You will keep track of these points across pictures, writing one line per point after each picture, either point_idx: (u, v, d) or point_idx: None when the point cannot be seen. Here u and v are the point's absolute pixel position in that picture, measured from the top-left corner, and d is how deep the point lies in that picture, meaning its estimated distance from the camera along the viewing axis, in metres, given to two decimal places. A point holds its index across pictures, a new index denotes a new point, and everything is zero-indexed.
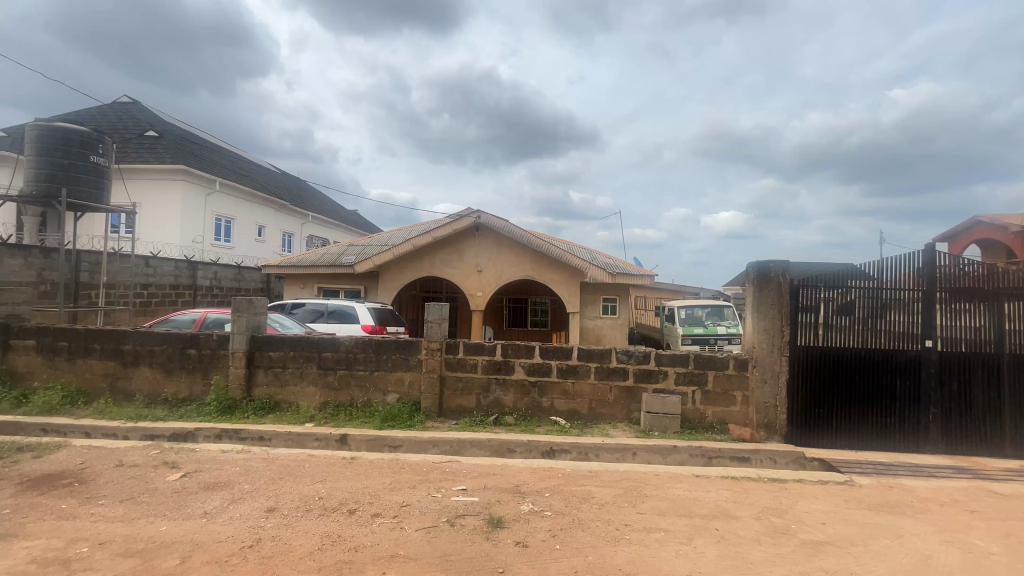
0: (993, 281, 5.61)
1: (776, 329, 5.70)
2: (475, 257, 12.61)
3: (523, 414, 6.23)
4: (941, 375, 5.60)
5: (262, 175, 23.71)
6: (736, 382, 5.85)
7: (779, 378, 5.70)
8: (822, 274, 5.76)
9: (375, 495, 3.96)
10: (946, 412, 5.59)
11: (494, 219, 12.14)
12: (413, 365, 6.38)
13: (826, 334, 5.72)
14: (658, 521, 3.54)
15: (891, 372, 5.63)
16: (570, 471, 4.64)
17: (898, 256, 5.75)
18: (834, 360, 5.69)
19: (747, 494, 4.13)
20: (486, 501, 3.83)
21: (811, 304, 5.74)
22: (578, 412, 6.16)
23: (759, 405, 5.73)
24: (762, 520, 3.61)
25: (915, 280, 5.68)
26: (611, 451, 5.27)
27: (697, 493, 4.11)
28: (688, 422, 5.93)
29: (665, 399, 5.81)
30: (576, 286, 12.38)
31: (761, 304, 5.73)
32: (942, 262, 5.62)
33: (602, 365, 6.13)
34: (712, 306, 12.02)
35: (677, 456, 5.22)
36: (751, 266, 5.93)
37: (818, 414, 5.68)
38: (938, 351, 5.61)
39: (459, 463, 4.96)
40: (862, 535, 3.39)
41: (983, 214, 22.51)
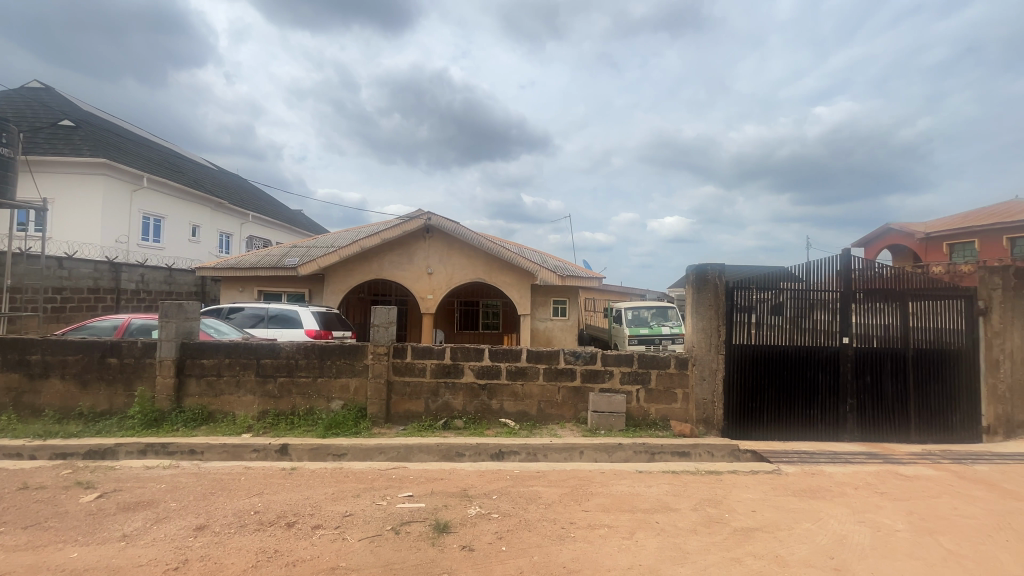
0: (899, 282, 6.20)
1: (712, 329, 6.03)
2: (425, 259, 12.45)
3: (472, 416, 6.21)
4: (857, 369, 6.11)
5: (196, 172, 22.28)
6: (677, 380, 6.12)
7: (716, 374, 6.02)
8: (754, 277, 6.14)
9: (316, 506, 3.81)
10: (860, 403, 6.10)
11: (445, 221, 12.05)
12: (359, 370, 6.20)
13: (758, 333, 6.08)
14: (602, 517, 3.63)
15: (814, 367, 6.08)
16: (518, 473, 4.66)
17: (820, 260, 6.23)
18: (764, 357, 6.07)
19: (686, 487, 4.32)
20: (432, 507, 3.78)
21: (745, 305, 6.10)
22: (528, 413, 6.22)
23: (698, 401, 6.02)
24: (699, 511, 3.79)
25: (834, 282, 6.17)
26: (559, 451, 5.35)
27: (639, 488, 4.26)
28: (633, 420, 6.14)
29: (610, 398, 5.98)
30: (527, 288, 12.49)
31: (700, 305, 6.04)
32: (858, 265, 6.14)
33: (550, 367, 6.22)
34: (657, 307, 12.49)
35: (622, 453, 5.39)
36: (690, 269, 6.23)
37: (751, 408, 6.02)
38: (854, 347, 6.12)
39: (406, 468, 4.87)
40: (787, 520, 3.63)
41: (893, 222, 24.87)
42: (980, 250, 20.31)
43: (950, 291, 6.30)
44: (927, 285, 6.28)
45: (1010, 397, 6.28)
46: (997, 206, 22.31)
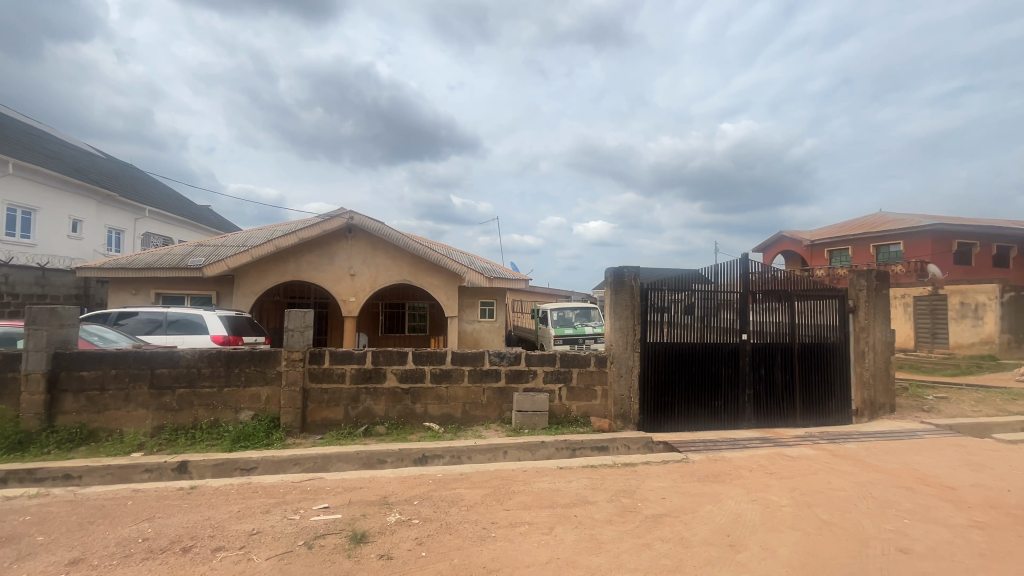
0: (788, 284, 6.93)
1: (629, 328, 6.37)
2: (347, 259, 11.94)
3: (395, 422, 6.05)
4: (754, 362, 6.74)
5: (78, 159, 19.67)
6: (597, 378, 6.42)
7: (632, 371, 6.36)
8: (666, 279, 6.57)
9: (218, 526, 3.52)
10: (756, 393, 6.74)
11: (368, 221, 11.64)
12: (271, 378, 5.81)
13: (670, 332, 6.50)
14: (523, 515, 3.69)
15: (717, 361, 6.62)
16: (441, 476, 4.61)
17: (723, 263, 6.79)
18: (676, 354, 6.50)
19: (603, 480, 4.52)
20: (349, 517, 3.63)
21: (658, 305, 6.49)
22: (452, 416, 6.18)
23: (617, 397, 6.34)
24: (614, 501, 3.98)
25: (735, 283, 6.76)
26: (483, 452, 5.37)
27: (559, 484, 4.39)
28: (556, 418, 6.32)
29: (534, 398, 6.11)
30: (454, 290, 12.38)
31: (617, 305, 6.36)
32: (754, 268, 6.77)
33: (475, 368, 6.22)
34: (581, 308, 12.95)
35: (544, 451, 5.53)
36: (608, 272, 6.53)
37: (664, 402, 6.42)
38: (751, 343, 6.75)
39: (323, 479, 4.63)
40: (692, 504, 3.93)
41: (786, 230, 27.69)
42: (853, 257, 23.35)
43: (827, 291, 7.17)
44: (810, 286, 7.09)
45: (873, 383, 7.27)
46: (865, 219, 25.75)
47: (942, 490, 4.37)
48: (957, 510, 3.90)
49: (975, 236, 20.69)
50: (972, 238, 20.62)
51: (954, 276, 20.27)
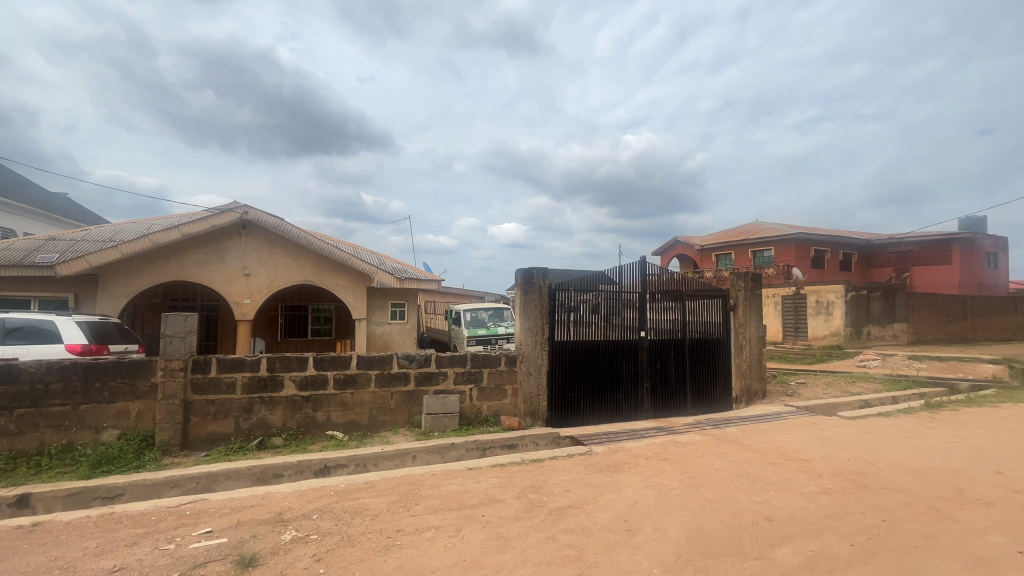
0: (679, 285, 7.57)
1: (538, 327, 6.54)
2: (240, 258, 10.91)
3: (294, 433, 5.64)
4: (651, 357, 7.27)
5: None
6: (507, 377, 6.51)
7: (541, 369, 6.54)
8: (573, 279, 6.85)
9: (67, 567, 3.01)
10: (653, 386, 7.26)
11: (265, 216, 10.75)
12: (143, 392, 5.12)
13: (576, 330, 6.77)
14: (430, 519, 3.63)
15: (619, 357, 7.02)
16: (343, 487, 4.37)
17: (625, 265, 7.23)
18: (582, 351, 6.78)
19: (511, 477, 4.59)
20: (236, 540, 3.31)
21: (566, 304, 6.74)
22: (358, 423, 5.90)
23: (526, 395, 6.48)
24: (522, 498, 4.06)
25: (634, 284, 7.23)
26: (390, 458, 5.21)
27: (467, 485, 4.38)
28: (466, 419, 6.32)
29: (444, 400, 6.05)
30: (361, 291, 11.84)
31: (527, 305, 6.51)
32: (652, 270, 7.30)
33: (383, 372, 6.01)
34: (494, 308, 13.05)
35: (454, 453, 5.49)
36: (518, 272, 6.66)
37: (571, 398, 6.68)
38: (648, 339, 7.26)
39: (207, 500, 4.18)
40: (593, 494, 4.13)
41: (680, 236, 30.31)
42: (735, 261, 26.17)
43: (712, 291, 7.94)
44: (698, 287, 7.81)
45: (749, 372, 8.20)
46: (744, 227, 28.96)
47: (800, 463, 5.03)
48: (811, 479, 4.52)
49: (827, 244, 24.20)
50: (825, 246, 24.10)
51: (811, 278, 23.55)
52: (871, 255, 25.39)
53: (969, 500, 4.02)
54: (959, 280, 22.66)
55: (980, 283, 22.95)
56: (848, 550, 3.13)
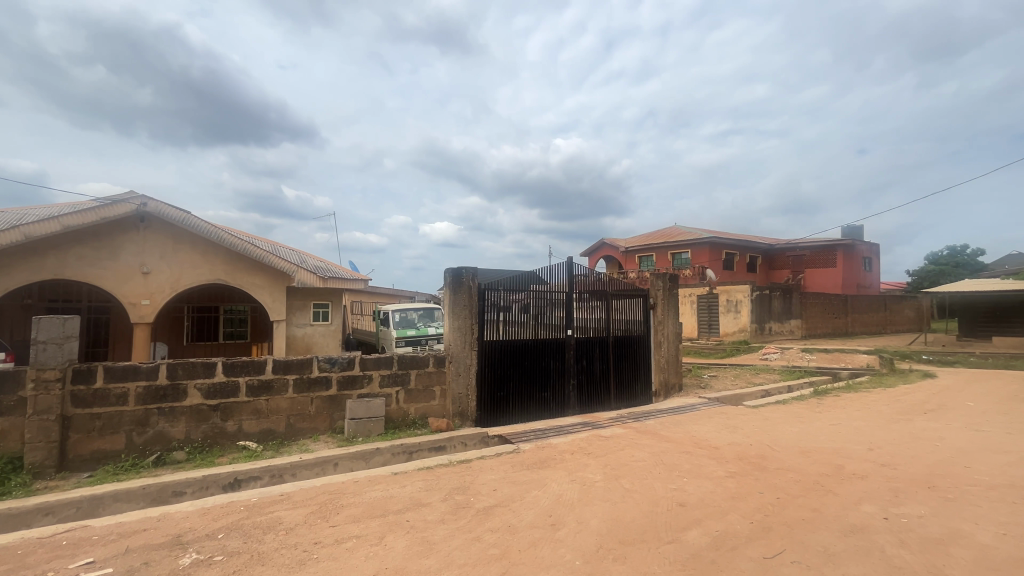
0: (604, 285, 7.88)
1: (467, 327, 6.51)
2: (137, 254, 9.80)
3: (199, 446, 5.16)
4: (577, 355, 7.49)
5: None
6: (435, 378, 6.43)
7: (470, 369, 6.51)
8: (502, 279, 6.88)
9: None
10: (579, 382, 7.49)
11: (168, 209, 9.74)
12: (8, 408, 4.45)
13: (506, 329, 6.80)
14: (351, 529, 3.48)
15: (547, 356, 7.16)
16: (255, 501, 4.07)
17: (553, 265, 7.39)
18: (511, 350, 6.82)
19: (438, 480, 4.52)
20: (124, 570, 2.95)
21: (495, 304, 6.75)
22: (274, 431, 5.53)
23: (455, 396, 6.43)
24: (448, 500, 4.01)
25: (562, 284, 7.41)
26: (310, 467, 4.93)
27: (392, 491, 4.25)
28: (393, 422, 6.14)
29: (369, 404, 5.84)
30: (280, 291, 11.10)
31: (456, 305, 6.45)
32: (579, 270, 7.51)
33: (302, 377, 5.68)
34: (424, 308, 12.79)
35: (379, 458, 5.32)
36: (447, 271, 6.58)
37: (500, 397, 6.70)
38: (575, 337, 7.48)
39: (91, 526, 3.71)
40: (520, 492, 4.18)
41: (605, 238, 31.55)
42: (656, 262, 27.75)
43: (634, 291, 8.35)
44: (620, 287, 8.17)
45: (667, 367, 8.73)
46: (664, 231, 30.78)
47: (710, 450, 5.44)
48: (719, 465, 4.89)
49: (736, 247, 26.36)
50: (734, 249, 26.24)
51: (723, 279, 25.55)
52: (773, 258, 28.01)
53: (847, 475, 4.56)
54: (842, 281, 25.67)
55: (859, 284, 26.14)
56: (749, 527, 3.42)
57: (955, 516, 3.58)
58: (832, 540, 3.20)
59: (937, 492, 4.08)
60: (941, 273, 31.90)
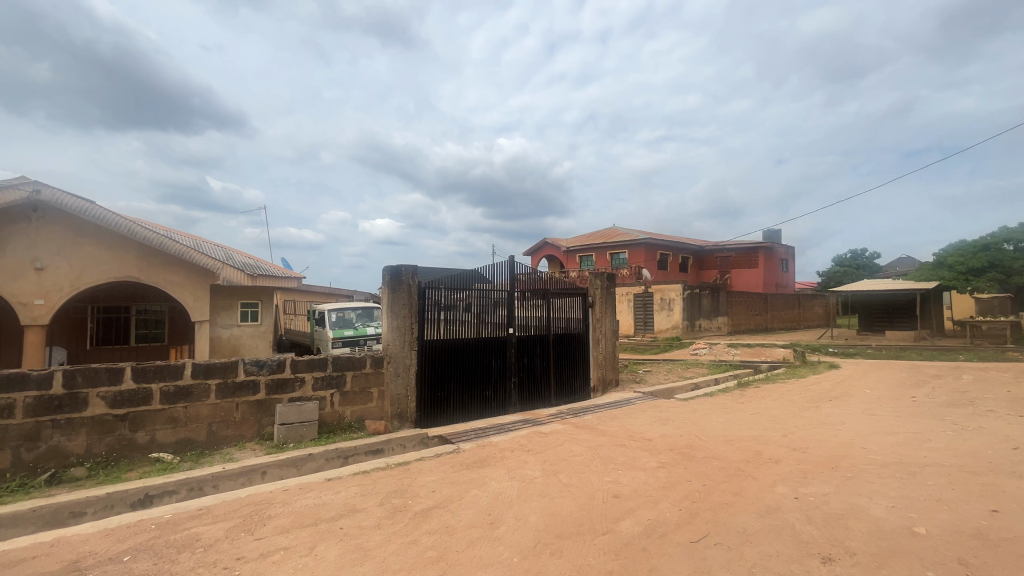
0: (545, 284, 7.99)
1: (406, 326, 6.36)
2: (29, 248, 8.71)
3: (103, 460, 4.67)
4: (518, 353, 7.55)
5: None
6: (373, 380, 6.24)
7: (410, 370, 6.38)
8: (443, 277, 6.78)
9: None
10: (520, 380, 7.56)
11: (68, 198, 8.72)
12: None
13: (447, 328, 6.71)
14: (279, 541, 3.29)
15: (489, 354, 7.15)
16: (170, 518, 3.74)
17: (495, 264, 7.39)
18: (452, 350, 6.75)
19: (374, 484, 4.38)
20: None
21: (435, 303, 6.64)
22: (193, 440, 5.12)
23: (393, 397, 6.28)
24: (384, 504, 3.90)
25: (503, 282, 7.43)
26: (235, 477, 4.62)
27: (325, 498, 4.07)
28: (327, 426, 5.89)
29: (301, 408, 5.56)
30: (202, 289, 10.30)
31: (395, 304, 6.29)
32: (521, 268, 7.57)
33: (225, 381, 5.31)
34: (362, 308, 12.36)
35: (312, 464, 5.08)
36: (385, 269, 6.40)
37: (440, 397, 6.60)
38: (516, 335, 7.53)
39: None
40: (459, 492, 4.15)
41: (547, 237, 31.97)
42: (596, 262, 28.58)
43: (573, 289, 8.55)
44: (561, 286, 8.34)
45: (604, 364, 9.02)
46: (604, 232, 31.76)
47: (643, 442, 5.68)
48: (652, 456, 5.12)
49: (669, 248, 27.70)
50: (668, 250, 27.58)
51: (657, 278, 26.80)
52: (702, 259, 29.74)
53: (764, 460, 4.92)
54: (763, 281, 27.73)
55: (777, 284, 28.35)
56: (677, 514, 3.60)
57: (853, 492, 3.98)
58: (751, 521, 3.44)
59: (840, 472, 4.51)
60: (845, 273, 35.35)
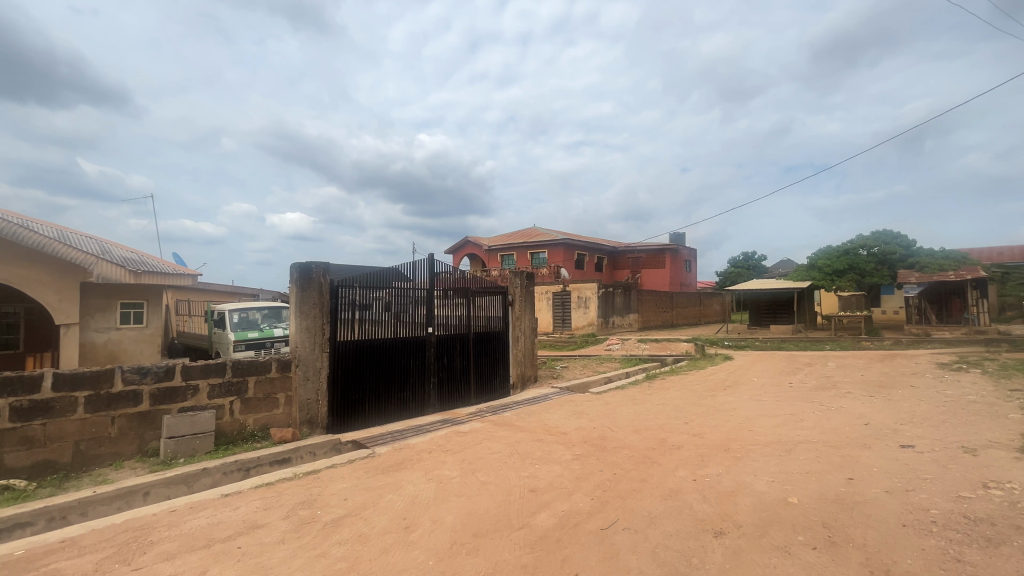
0: (465, 283, 7.95)
1: (317, 327, 6.00)
2: None
3: None
4: (437, 352, 7.44)
5: None
6: (279, 385, 5.82)
7: (321, 373, 6.02)
8: (359, 275, 6.48)
9: None
10: (439, 379, 7.45)
11: None
12: None
13: (361, 328, 6.43)
14: (164, 569, 2.95)
15: (407, 354, 6.96)
16: (23, 554, 3.20)
17: (415, 262, 7.21)
18: (367, 350, 6.48)
19: (279, 497, 4.08)
20: None
21: (349, 302, 6.32)
22: (56, 462, 4.43)
23: (302, 402, 5.89)
24: (290, 517, 3.65)
25: (423, 281, 7.26)
26: (110, 501, 4.08)
27: (221, 516, 3.72)
28: (225, 438, 5.40)
29: (193, 418, 5.03)
30: (70, 288, 8.93)
31: (304, 303, 5.91)
32: (441, 267, 7.45)
33: (98, 393, 4.66)
34: (269, 308, 11.47)
35: (207, 480, 4.62)
36: (294, 266, 5.99)
37: (354, 400, 6.30)
38: (435, 335, 7.41)
39: None
40: (373, 498, 3.99)
41: (469, 236, 31.82)
42: (517, 261, 29.00)
43: (493, 288, 8.60)
44: (481, 284, 8.35)
45: (523, 361, 9.18)
46: (524, 232, 32.32)
47: (559, 436, 5.87)
48: (567, 449, 5.30)
49: (586, 248, 28.87)
50: (584, 250, 28.74)
51: (574, 277, 27.84)
52: (616, 259, 31.36)
53: (668, 447, 5.30)
54: (669, 280, 29.88)
55: (681, 283, 30.69)
56: (589, 504, 3.76)
57: (741, 471, 4.42)
58: (655, 505, 3.69)
59: (730, 453, 4.99)
60: (738, 273, 39.29)
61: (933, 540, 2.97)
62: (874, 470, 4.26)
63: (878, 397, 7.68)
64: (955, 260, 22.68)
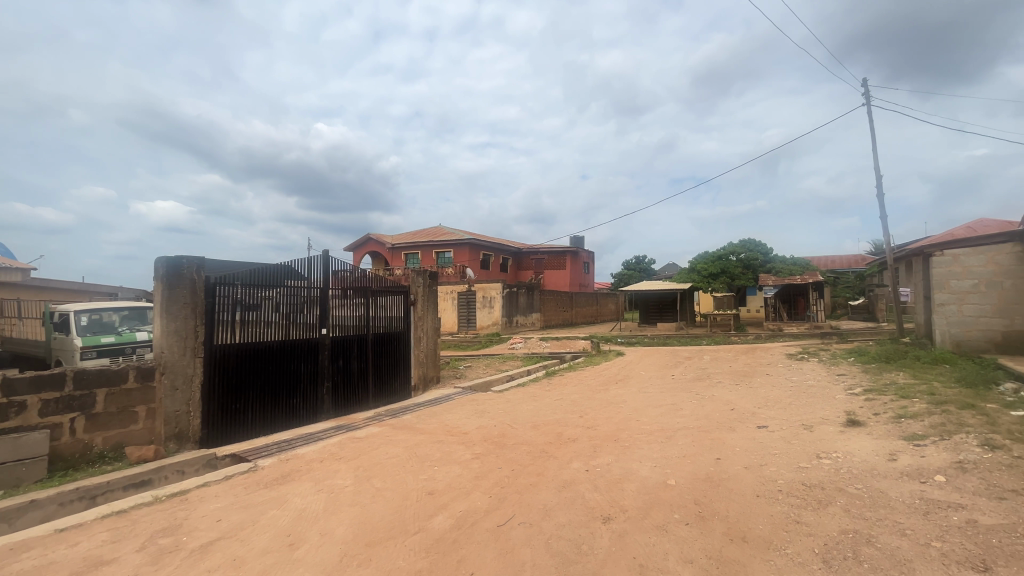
0: (363, 281, 7.58)
1: (188, 330, 5.32)
2: None
3: None
4: (332, 354, 7.00)
5: None
6: (138, 397, 5.05)
7: (193, 382, 5.35)
8: (241, 272, 5.86)
9: None
10: (334, 383, 7.01)
11: None
12: None
13: (244, 331, 5.82)
14: None
15: (297, 358, 6.45)
16: None
17: (308, 259, 6.70)
18: (250, 355, 5.88)
19: (133, 526, 3.54)
20: None
21: (228, 303, 5.69)
22: None
23: (168, 416, 5.17)
24: (147, 548, 3.18)
25: (317, 279, 6.78)
26: None
27: (54, 555, 3.13)
28: (63, 462, 4.56)
29: (18, 441, 4.19)
30: None
31: (172, 303, 5.22)
32: (337, 264, 7.02)
33: None
34: (130, 308, 9.94)
35: (35, 514, 3.87)
36: (158, 261, 5.26)
37: (234, 410, 5.70)
38: (330, 336, 6.96)
39: None
40: (253, 516, 3.63)
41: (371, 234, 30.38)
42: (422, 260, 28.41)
43: (394, 287, 8.33)
44: (382, 283, 8.04)
45: (425, 361, 9.01)
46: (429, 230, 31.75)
47: (460, 436, 5.83)
48: (467, 449, 5.28)
49: (492, 249, 29.16)
50: (490, 251, 29.02)
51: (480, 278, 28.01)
52: (520, 260, 32.11)
53: (564, 440, 5.54)
54: (570, 281, 31.32)
55: (581, 284, 32.35)
56: (487, 502, 3.78)
57: (628, 458, 4.75)
58: (551, 498, 3.81)
59: (619, 443, 5.34)
60: (633, 275, 42.34)
61: (780, 506, 3.44)
62: (737, 449, 4.84)
63: (742, 385, 8.74)
64: (801, 267, 26.63)
